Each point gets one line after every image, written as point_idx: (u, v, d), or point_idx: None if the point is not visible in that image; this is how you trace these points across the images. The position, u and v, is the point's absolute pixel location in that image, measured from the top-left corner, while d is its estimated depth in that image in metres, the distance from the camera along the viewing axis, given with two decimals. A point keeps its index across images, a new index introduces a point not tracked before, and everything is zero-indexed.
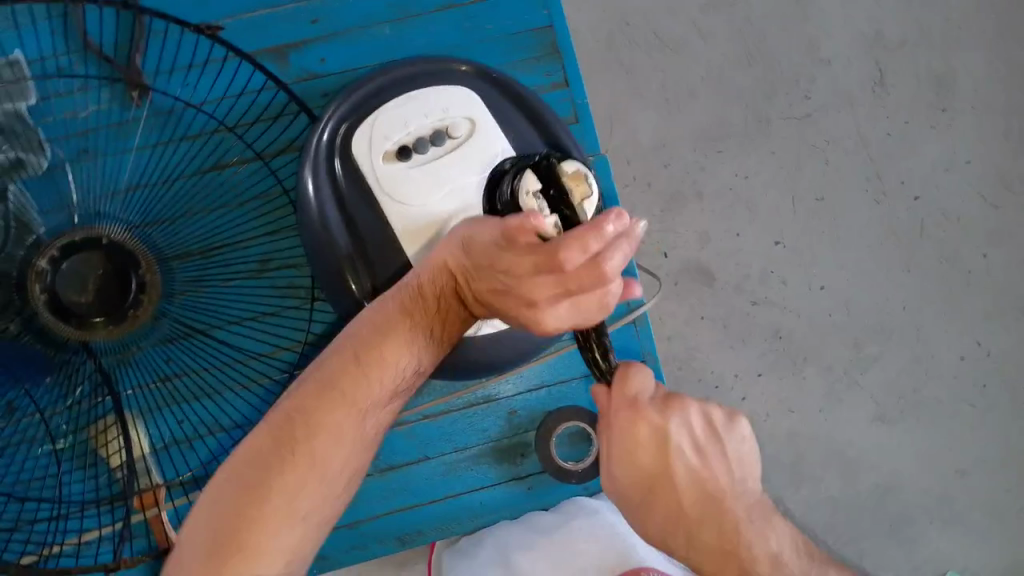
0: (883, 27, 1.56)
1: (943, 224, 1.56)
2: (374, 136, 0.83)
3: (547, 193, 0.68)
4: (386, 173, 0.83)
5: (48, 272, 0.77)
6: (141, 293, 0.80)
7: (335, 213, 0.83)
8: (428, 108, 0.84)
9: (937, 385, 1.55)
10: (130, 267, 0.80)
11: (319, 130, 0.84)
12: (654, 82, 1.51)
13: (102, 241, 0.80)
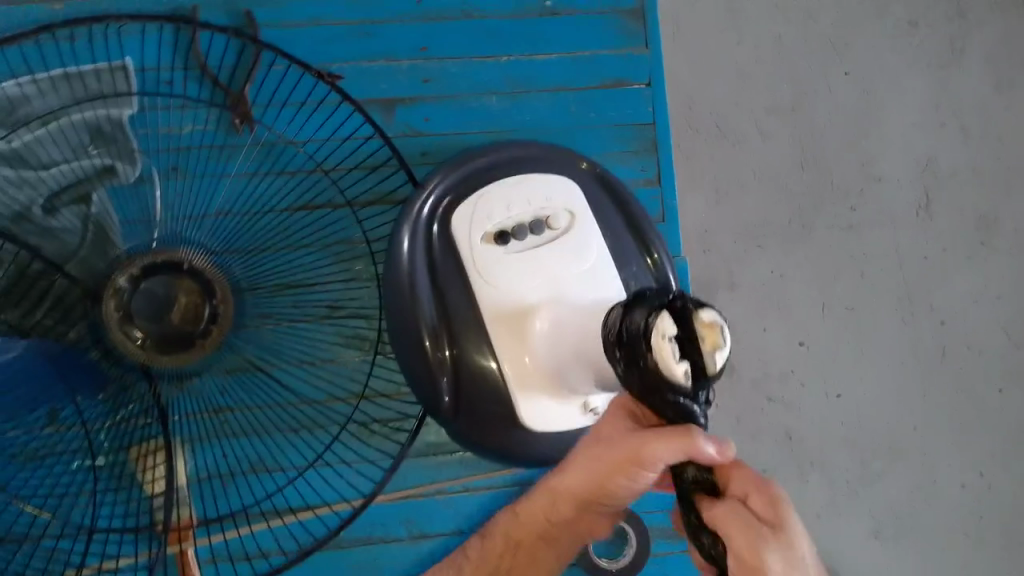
0: (936, 154, 1.60)
1: (964, 355, 1.58)
2: (474, 215, 0.88)
3: (683, 347, 0.55)
4: (482, 251, 0.87)
5: (126, 290, 0.76)
6: (213, 323, 0.78)
7: (424, 280, 0.86)
8: (533, 196, 0.89)
9: (936, 513, 1.55)
10: (206, 293, 0.77)
11: (422, 199, 0.88)
12: (707, 169, 1.53)
13: (183, 265, 0.78)
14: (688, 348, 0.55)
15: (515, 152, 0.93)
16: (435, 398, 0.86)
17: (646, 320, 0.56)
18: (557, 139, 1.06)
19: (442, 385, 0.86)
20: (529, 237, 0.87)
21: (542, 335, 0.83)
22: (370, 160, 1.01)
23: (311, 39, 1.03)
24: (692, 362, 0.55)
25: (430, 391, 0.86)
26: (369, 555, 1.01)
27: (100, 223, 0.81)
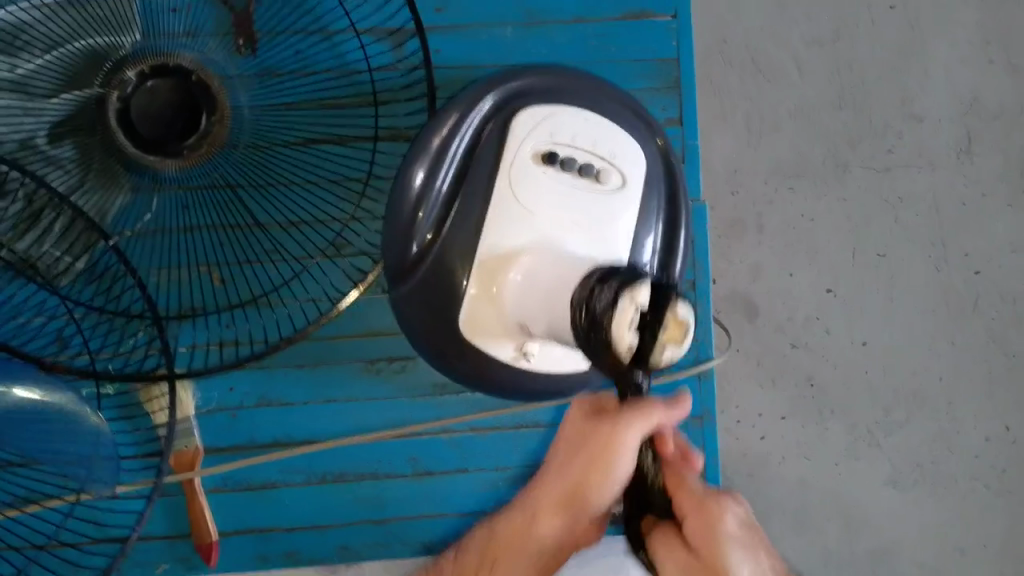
0: (982, 93, 1.51)
1: (997, 304, 1.53)
2: (536, 128, 0.82)
3: (644, 325, 0.51)
4: (522, 166, 0.80)
5: (131, 83, 0.72)
6: (204, 138, 0.73)
7: (453, 171, 0.81)
8: (602, 141, 0.82)
9: (956, 463, 1.53)
10: (205, 106, 0.73)
11: (483, 104, 0.82)
12: (739, 106, 1.48)
13: (191, 78, 0.73)
14: (649, 325, 0.51)
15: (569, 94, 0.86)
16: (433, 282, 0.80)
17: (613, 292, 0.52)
18: None
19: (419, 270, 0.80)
20: (573, 176, 0.80)
21: (514, 290, 0.73)
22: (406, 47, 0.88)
23: None
24: (647, 347, 0.51)
25: (419, 283, 0.80)
26: (370, 490, 0.85)
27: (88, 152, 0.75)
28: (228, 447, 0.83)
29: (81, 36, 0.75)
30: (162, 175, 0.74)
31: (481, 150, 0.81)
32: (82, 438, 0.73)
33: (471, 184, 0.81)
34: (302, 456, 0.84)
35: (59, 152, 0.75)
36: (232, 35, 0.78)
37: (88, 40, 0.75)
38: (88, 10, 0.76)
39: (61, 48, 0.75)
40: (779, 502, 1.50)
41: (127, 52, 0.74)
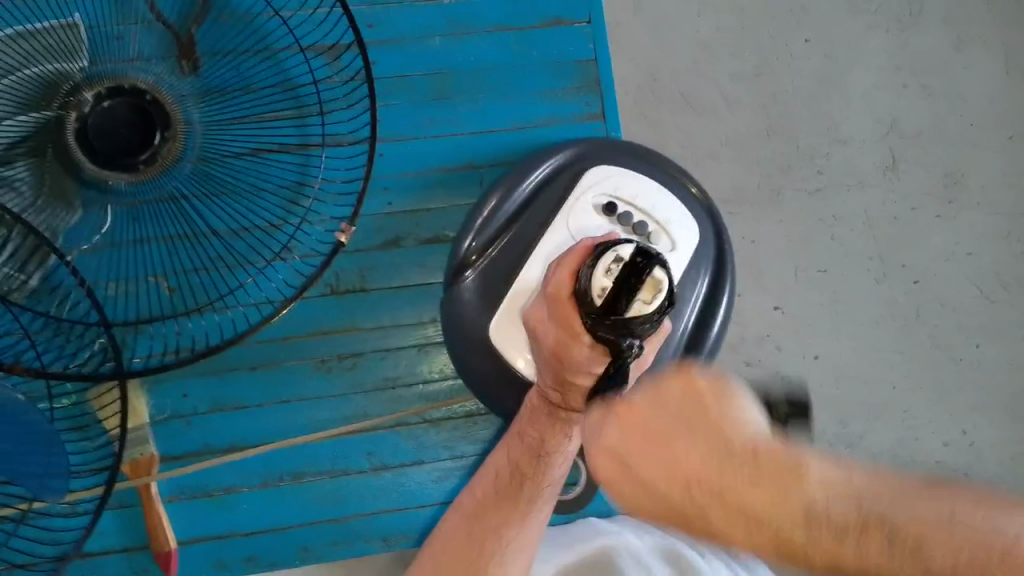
0: (901, 114, 1.45)
1: (939, 312, 1.43)
2: (606, 180, 0.87)
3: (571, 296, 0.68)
4: (580, 208, 0.86)
5: (88, 103, 0.75)
6: (157, 153, 0.76)
7: (512, 204, 0.88)
8: (659, 208, 0.87)
9: (919, 472, 1.39)
10: (158, 122, 0.75)
11: (552, 158, 0.89)
12: (675, 140, 1.40)
13: (145, 97, 0.76)
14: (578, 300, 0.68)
15: (591, 149, 0.90)
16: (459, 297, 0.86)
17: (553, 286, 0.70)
18: (498, 83, 0.91)
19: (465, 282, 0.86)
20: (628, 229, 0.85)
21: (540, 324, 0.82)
22: (345, 71, 0.91)
23: None
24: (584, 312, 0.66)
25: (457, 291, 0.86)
26: (329, 489, 0.86)
27: (43, 164, 0.75)
28: (182, 455, 0.84)
29: (36, 62, 0.76)
30: (115, 190, 0.76)
31: (537, 202, 0.88)
32: (36, 444, 0.71)
33: (522, 229, 0.87)
34: (257, 458, 0.85)
35: (12, 172, 0.75)
36: (173, 56, 0.81)
37: (44, 66, 0.76)
38: (43, 39, 0.77)
39: (14, 74, 0.76)
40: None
41: (80, 79, 0.76)
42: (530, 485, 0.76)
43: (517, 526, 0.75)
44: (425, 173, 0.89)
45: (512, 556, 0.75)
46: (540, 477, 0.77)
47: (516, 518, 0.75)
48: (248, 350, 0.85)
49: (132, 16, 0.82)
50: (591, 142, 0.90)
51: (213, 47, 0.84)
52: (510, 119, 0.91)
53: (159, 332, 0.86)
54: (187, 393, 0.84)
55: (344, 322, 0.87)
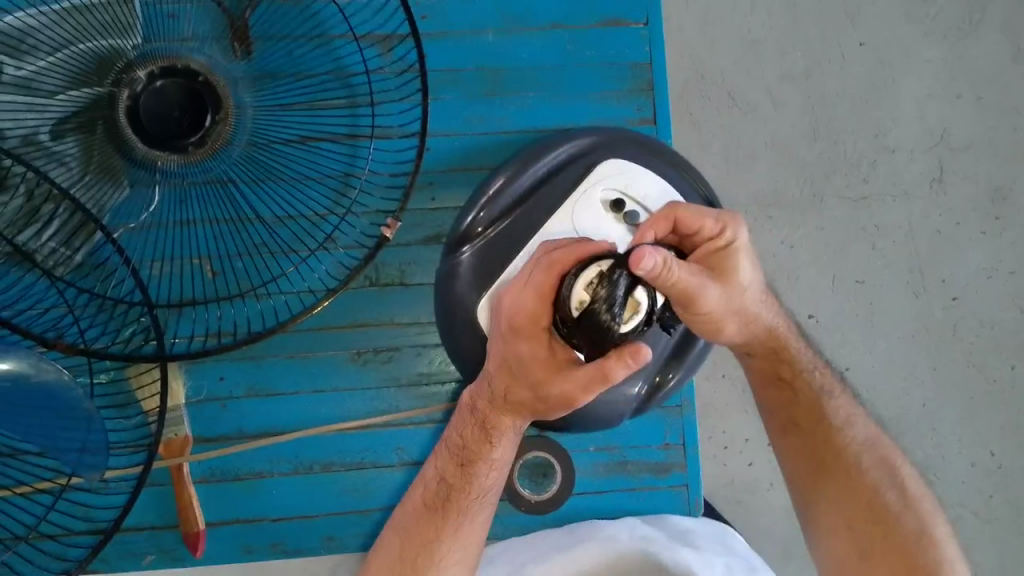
0: (951, 124, 1.42)
1: (975, 330, 1.41)
2: (619, 176, 0.82)
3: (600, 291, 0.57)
4: (587, 205, 0.82)
5: (141, 82, 0.76)
6: (208, 136, 0.76)
7: (521, 186, 0.83)
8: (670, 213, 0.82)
9: (944, 490, 1.38)
10: (209, 105, 0.76)
11: (566, 145, 0.83)
12: (717, 139, 1.37)
13: (198, 79, 0.76)
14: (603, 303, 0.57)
15: (606, 140, 0.84)
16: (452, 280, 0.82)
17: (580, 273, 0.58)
18: (549, 82, 0.89)
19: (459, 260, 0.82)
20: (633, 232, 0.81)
21: None
22: (398, 62, 0.90)
23: None
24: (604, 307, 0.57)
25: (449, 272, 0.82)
26: (358, 480, 0.86)
27: (93, 142, 0.76)
28: (217, 437, 0.84)
29: (90, 38, 0.76)
30: (163, 171, 0.77)
31: (547, 187, 0.83)
32: (76, 421, 0.71)
33: (524, 214, 0.82)
34: (289, 445, 0.85)
35: (62, 148, 0.76)
36: (227, 38, 0.79)
37: (97, 42, 0.76)
38: (96, 15, 0.76)
39: (66, 49, 0.75)
40: (767, 533, 1.28)
41: (133, 57, 0.76)
42: (458, 496, 0.76)
43: (451, 536, 0.76)
44: (470, 168, 0.88)
45: (448, 564, 0.76)
46: (465, 489, 0.76)
47: (449, 526, 0.76)
48: (286, 337, 0.86)
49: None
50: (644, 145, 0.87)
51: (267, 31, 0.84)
52: (559, 119, 0.89)
53: (201, 315, 0.86)
54: (223, 375, 0.85)
55: (382, 316, 0.87)
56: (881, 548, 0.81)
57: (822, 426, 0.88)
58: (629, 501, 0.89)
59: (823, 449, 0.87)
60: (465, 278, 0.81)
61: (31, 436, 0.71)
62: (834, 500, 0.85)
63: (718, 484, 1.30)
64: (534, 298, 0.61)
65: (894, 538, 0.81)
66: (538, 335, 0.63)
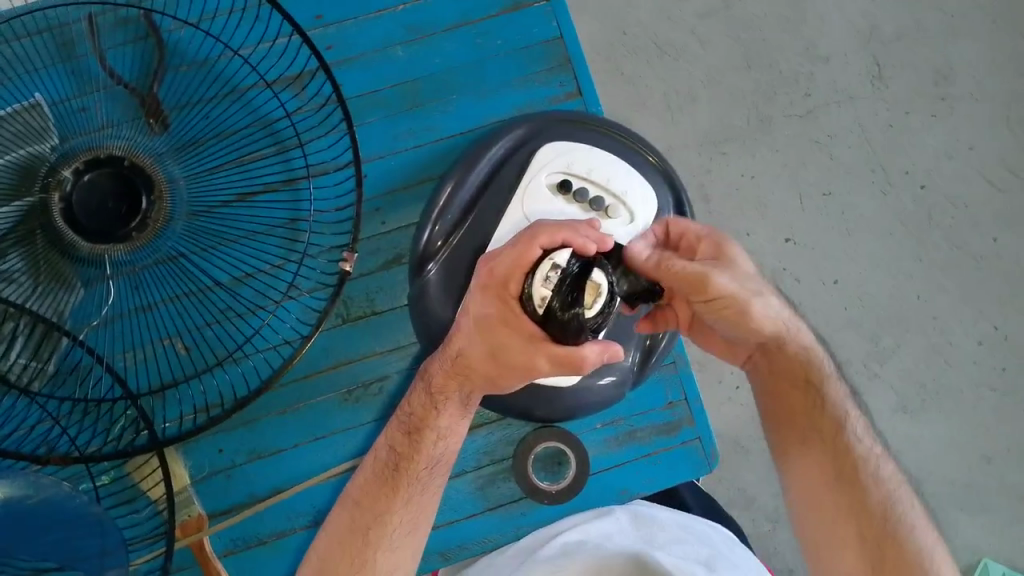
0: (877, 20, 1.41)
1: (951, 213, 1.40)
2: (560, 156, 0.82)
3: (559, 284, 0.56)
4: (537, 191, 0.81)
5: (69, 181, 0.74)
6: (148, 217, 0.75)
7: (466, 193, 0.83)
8: (616, 179, 0.83)
9: (958, 373, 1.38)
10: (142, 187, 0.75)
11: (497, 145, 0.84)
12: (655, 90, 1.35)
13: (125, 163, 0.75)
14: (563, 287, 0.55)
15: (533, 126, 0.84)
16: (423, 301, 0.81)
17: (527, 282, 0.58)
18: (468, 81, 0.89)
19: (427, 276, 0.82)
20: (586, 208, 0.81)
21: None
22: (317, 99, 0.90)
23: (216, 23, 0.89)
24: (564, 297, 0.55)
25: (419, 291, 0.82)
26: None
27: (35, 254, 0.74)
28: (228, 507, 0.85)
29: (14, 148, 0.76)
30: (113, 262, 0.75)
31: (491, 189, 0.83)
32: (86, 525, 0.70)
33: (479, 218, 0.83)
34: (300, 499, 0.85)
35: (6, 266, 0.74)
36: (142, 116, 0.80)
37: (21, 151, 0.76)
38: (12, 124, 0.77)
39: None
40: None
41: (55, 158, 0.76)
42: (406, 467, 0.73)
43: (401, 505, 0.73)
44: (413, 184, 0.88)
45: (395, 540, 0.72)
46: (415, 459, 0.74)
47: (397, 497, 0.73)
48: (272, 395, 0.85)
49: (91, 83, 0.83)
50: (585, 116, 0.86)
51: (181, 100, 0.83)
52: (488, 114, 0.89)
53: (185, 393, 0.86)
54: (221, 447, 0.85)
55: (359, 352, 0.87)
56: (876, 563, 0.67)
57: (829, 425, 0.74)
58: (647, 467, 0.89)
59: (825, 440, 0.74)
60: (433, 295, 0.81)
61: (48, 551, 0.70)
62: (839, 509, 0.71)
63: (740, 426, 1.30)
64: (509, 259, 0.59)
65: (891, 565, 0.66)
66: (502, 301, 0.60)
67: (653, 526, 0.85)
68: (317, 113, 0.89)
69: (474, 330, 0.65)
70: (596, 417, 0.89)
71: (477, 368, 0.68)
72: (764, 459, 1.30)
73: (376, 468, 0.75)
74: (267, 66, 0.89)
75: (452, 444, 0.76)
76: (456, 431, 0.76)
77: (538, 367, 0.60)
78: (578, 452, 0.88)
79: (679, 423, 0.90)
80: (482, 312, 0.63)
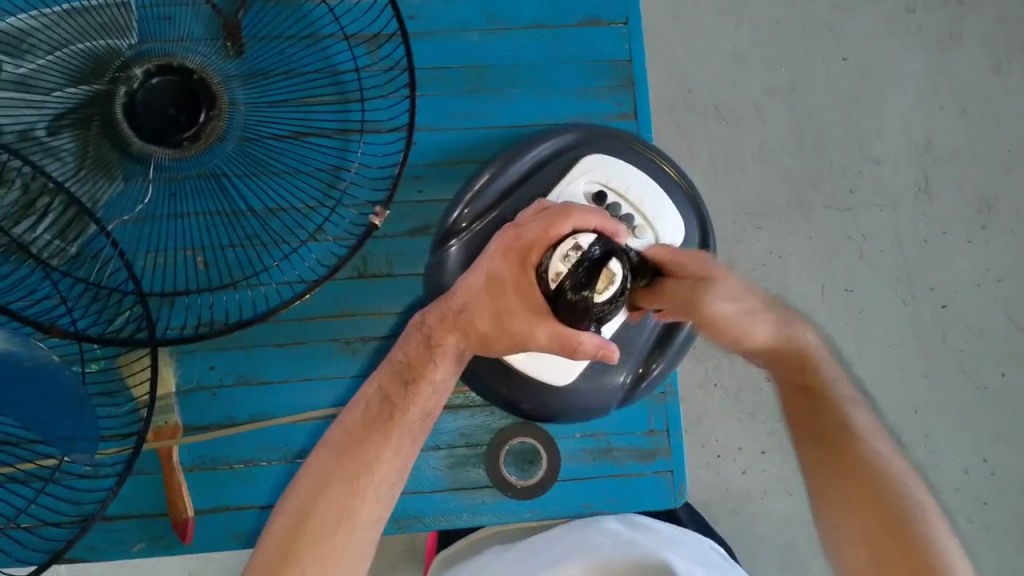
0: (935, 136, 1.42)
1: (965, 338, 1.41)
2: (600, 168, 0.85)
3: (578, 265, 0.57)
4: (571, 197, 0.84)
5: (137, 79, 0.77)
6: (202, 131, 0.78)
7: (502, 181, 0.85)
8: (649, 202, 0.85)
9: (940, 496, 1.37)
10: (203, 101, 0.77)
11: (542, 145, 0.86)
12: (706, 151, 1.37)
13: (193, 77, 0.78)
14: (583, 269, 0.57)
15: (581, 134, 0.87)
16: (438, 272, 0.83)
17: (548, 253, 0.59)
18: (532, 80, 0.92)
19: (449, 252, 0.83)
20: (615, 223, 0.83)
21: None
22: (386, 62, 0.94)
23: None
24: (579, 280, 0.57)
25: (437, 263, 0.84)
26: None
27: (86, 138, 0.77)
28: (205, 426, 0.86)
29: (88, 39, 0.78)
30: (157, 164, 0.78)
31: (529, 182, 0.85)
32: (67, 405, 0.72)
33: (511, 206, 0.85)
34: (276, 433, 0.87)
35: (58, 143, 0.77)
36: (218, 39, 0.82)
37: (95, 42, 0.78)
38: (91, 17, 0.79)
39: (64, 49, 0.78)
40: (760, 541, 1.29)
41: (130, 55, 0.78)
42: (398, 418, 0.73)
43: (388, 457, 0.73)
44: (456, 162, 0.90)
45: (381, 489, 0.72)
46: (407, 410, 0.74)
47: (387, 445, 0.73)
48: (274, 328, 0.87)
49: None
50: (633, 136, 0.89)
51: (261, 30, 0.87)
52: (542, 115, 0.92)
53: (192, 307, 0.88)
54: (212, 366, 0.86)
55: (365, 309, 0.88)
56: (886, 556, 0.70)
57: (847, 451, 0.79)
58: (616, 487, 0.90)
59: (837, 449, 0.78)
60: (449, 269, 0.83)
61: (27, 422, 0.71)
62: (846, 516, 0.73)
63: (714, 493, 1.29)
64: (536, 230, 0.61)
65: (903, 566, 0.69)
66: (519, 267, 0.62)
67: (654, 530, 0.91)
68: (382, 75, 0.92)
69: (491, 288, 0.66)
70: (576, 426, 0.89)
71: (486, 325, 0.68)
72: (730, 530, 1.29)
73: (366, 413, 0.74)
74: (347, 21, 0.93)
75: (440, 401, 0.76)
76: (447, 389, 0.76)
77: (535, 339, 0.62)
78: (551, 455, 0.89)
79: (656, 451, 0.90)
80: (491, 270, 0.66)
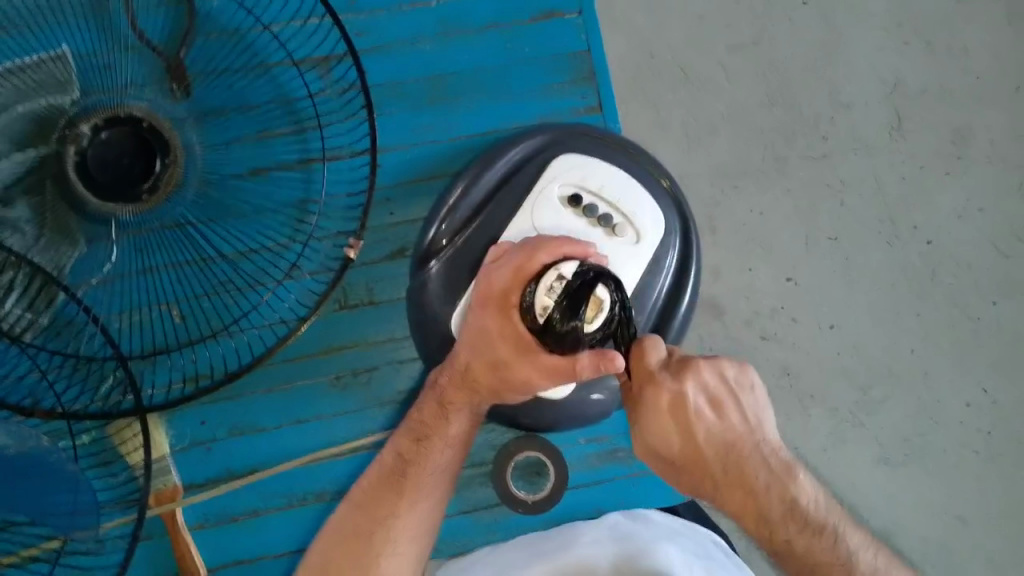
0: (904, 74, 1.35)
1: (952, 271, 1.32)
2: (572, 169, 0.83)
3: (561, 299, 0.56)
4: (546, 202, 0.81)
5: (86, 136, 0.73)
6: (160, 180, 0.74)
7: (478, 193, 0.83)
8: (626, 199, 0.82)
9: (946, 436, 1.28)
10: (157, 149, 0.74)
11: (514, 150, 0.85)
12: (674, 117, 1.30)
13: (142, 125, 0.74)
14: (567, 300, 0.56)
15: (549, 136, 0.85)
16: (423, 292, 0.82)
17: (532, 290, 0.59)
18: (490, 85, 0.90)
19: (431, 271, 0.82)
20: (594, 224, 0.81)
21: None
22: (341, 85, 0.92)
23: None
24: (566, 310, 0.56)
25: (421, 284, 0.82)
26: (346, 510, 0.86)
27: (44, 207, 0.74)
28: (206, 481, 0.85)
29: (31, 98, 0.74)
30: (119, 222, 0.75)
31: (506, 189, 0.83)
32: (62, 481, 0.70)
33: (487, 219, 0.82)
34: (277, 479, 0.86)
35: (13, 214, 0.74)
36: (165, 80, 0.79)
37: (36, 101, 0.74)
38: (33, 74, 0.75)
39: (6, 112, 0.74)
40: None
41: (74, 112, 0.74)
42: (415, 471, 0.72)
43: (406, 511, 0.71)
44: (424, 179, 0.88)
45: (399, 545, 0.70)
46: (423, 465, 0.73)
47: (403, 499, 0.71)
48: (263, 372, 0.86)
49: (117, 43, 0.81)
50: (600, 131, 0.87)
51: (207, 67, 0.84)
52: (506, 118, 0.90)
53: (176, 360, 0.87)
54: (203, 417, 0.86)
55: (351, 342, 0.88)
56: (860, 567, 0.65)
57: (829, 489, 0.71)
58: (624, 488, 0.90)
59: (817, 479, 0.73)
60: (433, 289, 0.81)
61: (17, 503, 0.69)
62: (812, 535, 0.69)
63: None
64: (508, 275, 0.64)
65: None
66: (501, 313, 0.64)
67: (649, 520, 0.84)
68: (338, 98, 0.90)
69: (483, 337, 0.67)
70: (578, 432, 0.90)
71: (495, 371, 0.68)
72: None
73: (381, 471, 0.73)
74: (296, 48, 0.91)
75: (457, 457, 0.76)
76: (462, 443, 0.75)
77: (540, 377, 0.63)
78: (556, 464, 0.89)
79: None
80: (485, 323, 0.67)
